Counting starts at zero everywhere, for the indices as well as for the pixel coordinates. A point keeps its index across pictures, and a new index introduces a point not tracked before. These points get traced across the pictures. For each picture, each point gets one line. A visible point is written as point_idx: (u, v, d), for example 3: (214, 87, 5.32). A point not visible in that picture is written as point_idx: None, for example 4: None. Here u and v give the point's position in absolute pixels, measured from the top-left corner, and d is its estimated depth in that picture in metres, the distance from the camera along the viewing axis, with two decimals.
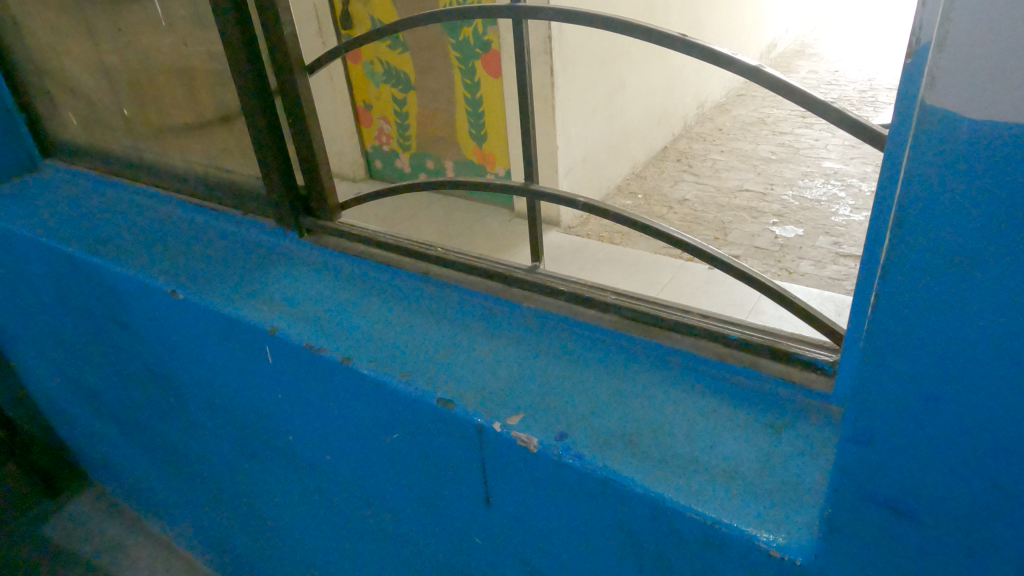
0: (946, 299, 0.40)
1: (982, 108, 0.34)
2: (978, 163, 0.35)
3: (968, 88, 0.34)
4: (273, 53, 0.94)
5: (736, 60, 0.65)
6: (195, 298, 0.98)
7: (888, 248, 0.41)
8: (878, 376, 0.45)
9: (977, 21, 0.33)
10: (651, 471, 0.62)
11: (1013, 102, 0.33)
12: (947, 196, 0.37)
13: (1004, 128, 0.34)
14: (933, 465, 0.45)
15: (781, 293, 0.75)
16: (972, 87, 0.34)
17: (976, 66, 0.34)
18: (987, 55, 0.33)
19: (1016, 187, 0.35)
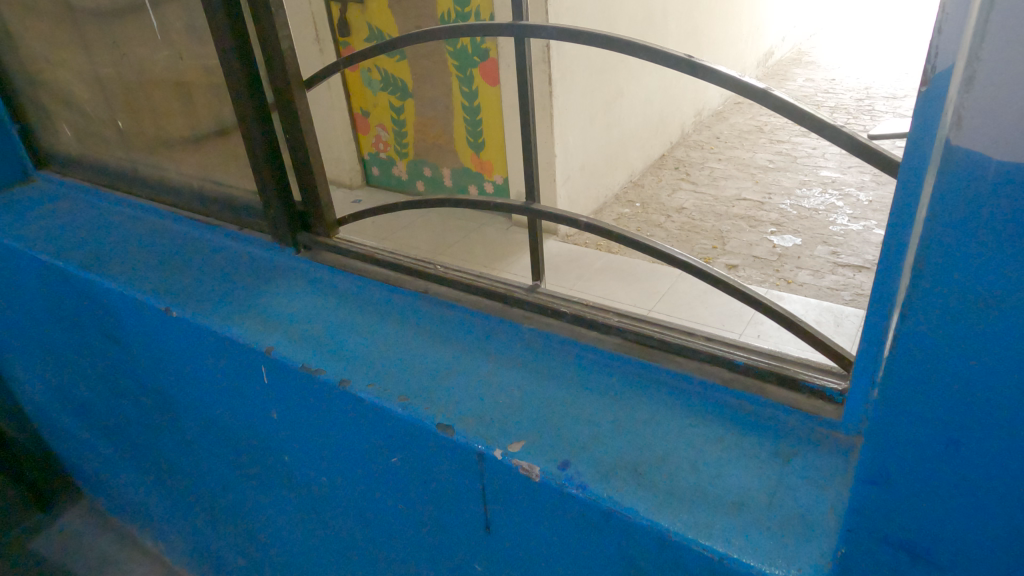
0: (972, 341, 0.38)
1: (1011, 149, 0.33)
2: (1008, 202, 0.34)
3: (997, 128, 0.33)
4: (271, 68, 0.92)
5: (744, 82, 0.64)
6: (189, 316, 0.96)
7: (913, 286, 0.39)
8: (897, 415, 0.44)
9: (1008, 61, 0.32)
10: (655, 502, 0.61)
11: None
12: (974, 236, 0.36)
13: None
14: (951, 510, 0.44)
15: (786, 317, 0.73)
16: (1001, 127, 0.33)
17: (1006, 107, 0.32)
18: (1018, 96, 0.32)
19: None
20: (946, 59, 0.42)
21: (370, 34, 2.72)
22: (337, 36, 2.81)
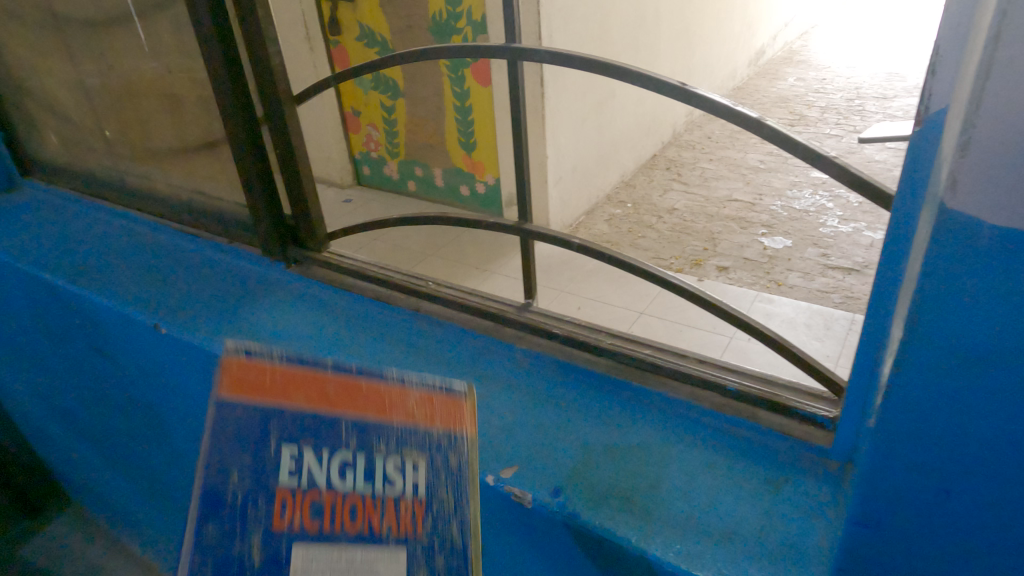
0: (962, 392, 0.38)
1: (1003, 214, 0.32)
2: (997, 270, 0.33)
3: (991, 195, 0.32)
4: (261, 84, 0.91)
5: (735, 111, 0.63)
6: (177, 333, 0.95)
7: (902, 338, 0.38)
8: (887, 462, 0.43)
9: (1002, 131, 0.31)
10: (649, 531, 0.61)
11: None
12: (961, 294, 0.35)
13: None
14: (941, 552, 0.44)
15: (778, 342, 0.73)
16: (991, 196, 0.32)
17: (995, 174, 0.32)
18: (1006, 166, 0.31)
19: None
20: (940, 101, 0.42)
21: (362, 33, 2.69)
22: (328, 34, 2.78)
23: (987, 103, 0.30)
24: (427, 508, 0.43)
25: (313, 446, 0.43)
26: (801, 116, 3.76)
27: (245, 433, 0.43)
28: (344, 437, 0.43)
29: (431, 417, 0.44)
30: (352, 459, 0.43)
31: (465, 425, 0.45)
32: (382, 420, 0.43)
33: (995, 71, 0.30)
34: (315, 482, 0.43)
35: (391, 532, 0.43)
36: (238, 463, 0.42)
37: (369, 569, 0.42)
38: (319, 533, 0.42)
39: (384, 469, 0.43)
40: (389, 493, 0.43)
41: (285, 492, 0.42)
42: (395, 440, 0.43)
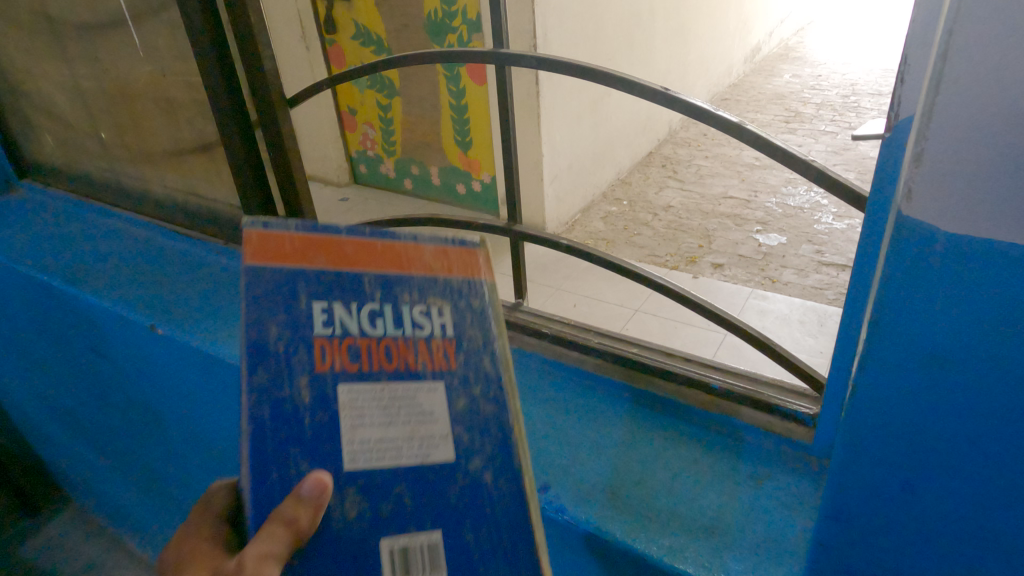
0: (921, 393, 0.39)
1: (959, 223, 0.33)
2: (951, 274, 0.34)
3: (946, 204, 0.33)
4: (253, 88, 0.92)
5: (718, 116, 0.64)
6: (173, 333, 0.97)
7: (866, 339, 0.39)
8: (854, 459, 0.44)
9: (956, 141, 0.31)
10: (632, 527, 0.62)
11: (984, 223, 0.32)
12: (919, 299, 0.36)
13: (984, 246, 0.33)
14: (908, 548, 0.45)
15: (761, 341, 0.75)
16: (947, 205, 0.33)
17: (951, 184, 0.32)
18: (961, 176, 0.32)
19: (983, 293, 0.34)
20: (907, 109, 0.43)
21: (357, 33, 2.69)
22: (324, 34, 2.78)
23: (939, 116, 0.31)
24: (462, 343, 0.45)
25: (342, 290, 0.43)
26: (796, 112, 3.77)
27: (277, 284, 0.42)
28: (369, 288, 0.43)
29: (451, 267, 0.46)
30: (382, 303, 0.44)
31: (482, 273, 0.47)
32: (405, 272, 0.45)
33: (946, 88, 0.31)
34: (349, 324, 0.42)
35: (430, 368, 0.43)
36: (270, 309, 0.41)
37: (414, 403, 0.42)
38: (361, 372, 0.41)
39: (415, 308, 0.44)
40: (420, 335, 0.44)
41: (322, 336, 0.41)
42: (421, 292, 0.45)
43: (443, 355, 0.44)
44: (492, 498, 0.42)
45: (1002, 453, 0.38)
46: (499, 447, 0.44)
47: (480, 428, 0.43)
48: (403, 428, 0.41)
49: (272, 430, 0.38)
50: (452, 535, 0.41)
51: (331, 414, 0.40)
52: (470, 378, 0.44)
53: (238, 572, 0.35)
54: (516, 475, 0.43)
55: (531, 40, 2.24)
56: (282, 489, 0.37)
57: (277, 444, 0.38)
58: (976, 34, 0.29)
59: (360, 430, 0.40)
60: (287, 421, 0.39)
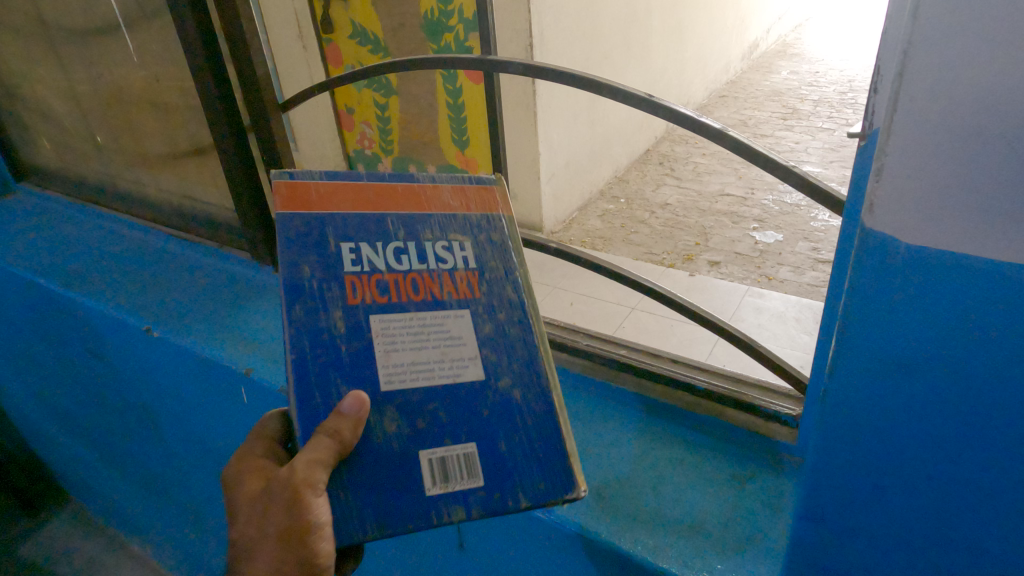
0: (886, 397, 0.40)
1: (918, 235, 0.34)
2: (911, 284, 0.35)
3: (907, 219, 0.34)
4: (245, 93, 0.93)
5: (699, 123, 0.65)
6: (167, 336, 0.98)
7: (834, 345, 0.40)
8: (827, 462, 0.45)
9: (914, 158, 0.33)
10: (618, 526, 0.64)
11: (944, 236, 0.33)
12: (881, 305, 0.37)
13: (942, 258, 0.34)
14: (879, 548, 0.46)
15: (746, 343, 0.76)
16: (907, 218, 0.34)
17: (910, 199, 0.34)
18: (920, 191, 0.33)
19: (943, 303, 0.35)
20: None
21: (353, 31, 2.66)
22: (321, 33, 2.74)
23: (897, 132, 0.32)
24: (482, 273, 0.52)
25: (370, 238, 0.51)
26: (794, 109, 3.77)
27: (311, 241, 0.50)
28: (393, 228, 0.52)
29: (468, 206, 0.55)
30: (406, 243, 0.52)
31: (498, 210, 0.55)
32: (424, 212, 0.53)
33: (902, 105, 0.32)
34: (377, 264, 0.50)
35: (455, 297, 0.51)
36: (308, 263, 0.49)
37: (439, 326, 0.49)
38: (390, 305, 0.49)
39: (436, 248, 0.52)
40: (443, 267, 0.51)
41: (353, 275, 0.50)
42: (440, 229, 0.53)
43: (465, 286, 0.51)
44: (520, 407, 0.48)
45: (964, 455, 0.39)
46: (523, 363, 0.50)
47: (504, 345, 0.50)
48: (432, 349, 0.48)
49: (313, 356, 0.46)
50: (485, 439, 0.46)
51: (367, 340, 0.47)
52: (491, 302, 0.51)
53: (289, 478, 0.41)
54: (541, 384, 0.49)
55: (527, 39, 2.24)
56: (327, 407, 0.45)
57: (322, 368, 0.46)
58: (930, 54, 0.30)
59: (394, 353, 0.47)
60: (325, 348, 0.47)
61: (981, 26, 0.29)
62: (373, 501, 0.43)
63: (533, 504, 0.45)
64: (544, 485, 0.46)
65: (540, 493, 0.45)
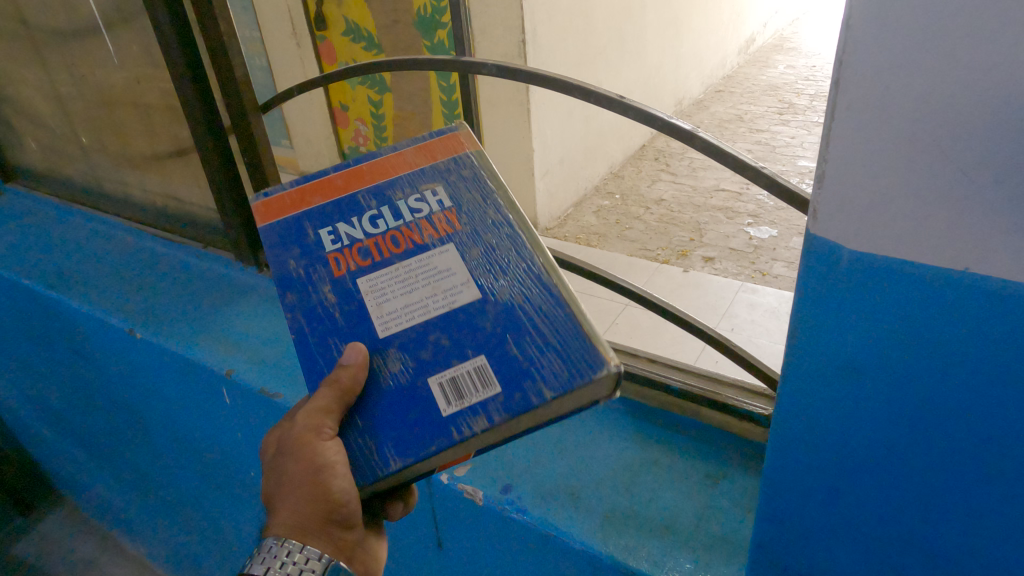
0: (836, 400, 0.41)
1: (859, 240, 0.36)
2: (855, 289, 0.37)
3: (847, 225, 0.36)
4: (227, 94, 0.93)
5: (670, 124, 0.65)
6: (151, 337, 0.98)
7: (785, 349, 0.42)
8: (784, 465, 0.46)
9: (853, 166, 0.34)
10: (589, 526, 0.64)
11: (885, 241, 0.35)
12: (828, 310, 0.38)
13: (881, 263, 0.36)
14: (837, 549, 0.47)
15: (722, 343, 0.76)
16: (847, 224, 0.36)
17: (851, 205, 0.35)
18: (859, 198, 0.35)
19: (886, 306, 0.36)
20: None
21: (347, 29, 2.64)
22: (314, 30, 2.71)
23: (836, 140, 0.34)
24: (460, 208, 0.50)
25: (345, 215, 0.51)
26: (790, 103, 3.76)
27: (295, 236, 0.50)
28: (363, 202, 0.51)
29: (433, 157, 0.53)
30: (379, 209, 0.50)
31: (463, 148, 0.54)
32: (392, 178, 0.52)
33: (840, 114, 0.33)
34: (356, 235, 0.50)
35: (436, 237, 0.49)
36: (293, 258, 0.49)
37: (427, 265, 0.48)
38: (375, 264, 0.48)
39: (410, 202, 0.51)
40: (419, 216, 0.50)
41: (335, 252, 0.49)
42: (410, 186, 0.52)
43: (445, 224, 0.50)
44: (523, 310, 0.46)
45: (914, 455, 0.40)
46: (518, 272, 0.47)
47: (494, 264, 0.48)
48: (423, 289, 0.47)
49: (312, 328, 0.47)
50: (493, 352, 0.44)
51: (357, 301, 0.47)
52: (475, 227, 0.49)
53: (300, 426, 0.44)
54: (545, 283, 0.47)
55: (520, 36, 2.23)
56: (330, 361, 0.46)
57: (321, 335, 0.47)
58: (864, 67, 0.32)
59: (386, 304, 0.47)
60: (319, 318, 0.47)
61: (909, 42, 0.30)
62: (390, 436, 0.43)
63: (559, 394, 0.42)
64: (566, 371, 0.43)
65: (564, 382, 0.42)
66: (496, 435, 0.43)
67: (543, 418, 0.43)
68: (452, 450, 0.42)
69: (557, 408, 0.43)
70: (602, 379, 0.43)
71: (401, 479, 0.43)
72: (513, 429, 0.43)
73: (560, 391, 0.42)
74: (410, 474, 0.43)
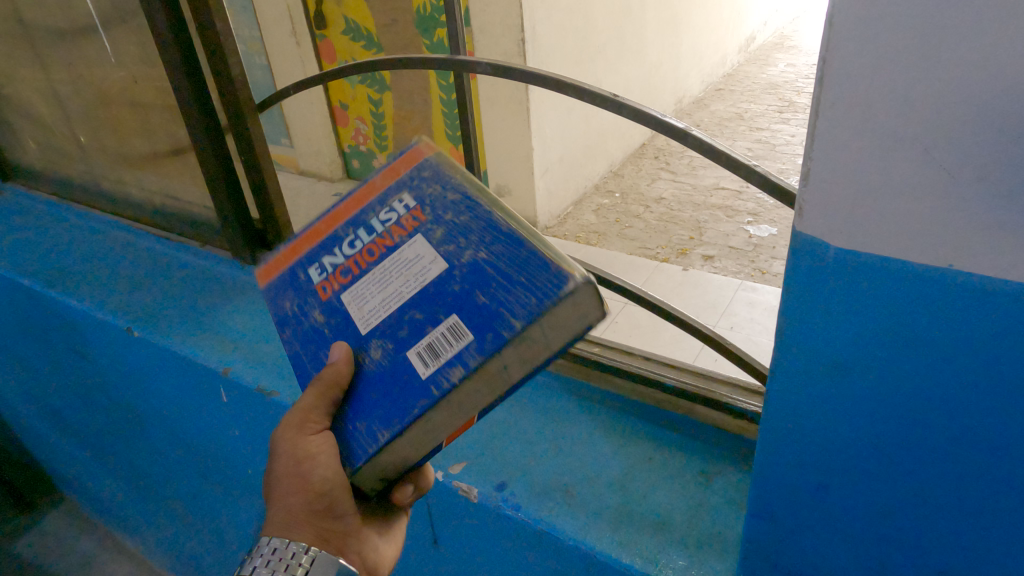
0: (826, 397, 0.41)
1: (845, 238, 0.36)
2: (844, 284, 0.37)
3: (832, 222, 0.36)
4: (223, 93, 0.93)
5: (664, 123, 0.66)
6: (149, 335, 0.98)
7: (776, 347, 0.42)
8: (773, 461, 0.46)
9: (836, 165, 0.34)
10: (584, 523, 0.64)
11: (871, 239, 0.35)
12: (816, 307, 0.39)
13: (868, 260, 0.36)
14: (826, 546, 0.47)
15: (716, 340, 0.76)
16: (833, 221, 0.36)
17: (835, 203, 0.35)
18: (843, 195, 0.35)
19: (874, 303, 0.37)
20: None
21: (348, 28, 2.64)
22: (313, 29, 2.71)
23: (820, 139, 0.34)
24: (424, 202, 0.47)
25: (328, 251, 0.51)
26: (791, 102, 3.76)
27: (289, 279, 0.53)
28: (342, 234, 0.51)
29: (398, 171, 0.51)
30: (355, 233, 0.50)
31: (425, 154, 0.51)
32: (364, 205, 0.51)
33: (824, 112, 0.34)
34: (337, 261, 0.50)
35: (404, 235, 0.47)
36: (288, 298, 0.52)
37: (399, 257, 0.46)
38: (353, 279, 0.48)
39: (380, 216, 0.49)
40: (387, 223, 0.48)
41: (321, 281, 0.50)
42: (378, 206, 0.50)
43: (412, 222, 0.47)
44: (489, 261, 0.42)
45: (904, 452, 0.40)
46: (480, 231, 0.44)
47: (458, 232, 0.45)
48: (396, 280, 0.45)
49: (304, 350, 0.49)
50: (462, 307, 0.42)
51: (340, 314, 0.48)
52: (439, 211, 0.46)
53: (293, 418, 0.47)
54: (503, 230, 0.43)
55: (519, 35, 2.23)
56: (315, 363, 0.48)
57: (312, 352, 0.48)
58: (847, 67, 0.32)
59: (366, 306, 0.46)
60: (310, 340, 0.49)
61: (892, 42, 0.31)
62: (377, 413, 0.43)
63: (529, 321, 0.39)
64: (535, 297, 0.39)
65: (534, 307, 0.39)
66: (484, 381, 0.40)
67: (532, 351, 0.39)
68: (439, 407, 0.41)
69: (544, 335, 0.39)
70: (581, 293, 0.38)
71: (403, 453, 0.42)
72: (503, 372, 0.40)
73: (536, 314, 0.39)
74: (411, 446, 0.42)
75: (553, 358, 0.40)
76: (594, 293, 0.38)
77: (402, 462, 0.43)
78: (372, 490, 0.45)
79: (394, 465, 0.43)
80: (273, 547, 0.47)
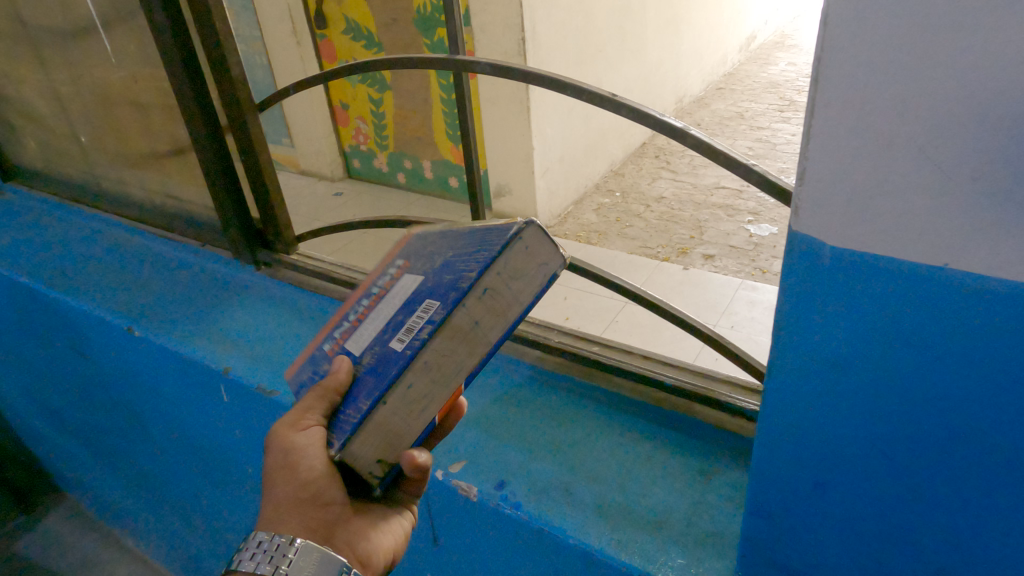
0: (822, 396, 0.41)
1: (842, 237, 0.36)
2: (841, 283, 0.37)
3: (828, 220, 0.36)
4: (223, 94, 0.94)
5: (663, 122, 0.66)
6: (149, 334, 0.99)
7: (770, 346, 0.42)
8: (771, 460, 0.46)
9: (832, 164, 0.35)
10: (583, 521, 0.65)
11: (868, 239, 0.35)
12: (812, 305, 0.39)
13: (864, 259, 0.36)
14: (823, 544, 0.47)
15: (715, 339, 0.76)
16: (829, 220, 0.36)
17: (831, 202, 0.36)
18: (839, 194, 0.35)
19: (870, 301, 0.37)
20: None
21: (348, 27, 2.64)
22: (314, 28, 2.71)
23: (815, 138, 0.34)
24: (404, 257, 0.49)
25: (338, 322, 0.53)
26: (791, 100, 3.76)
27: (308, 358, 0.54)
28: (348, 307, 0.53)
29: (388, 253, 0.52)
30: (357, 301, 0.52)
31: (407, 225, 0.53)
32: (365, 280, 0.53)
33: (819, 113, 0.34)
34: (343, 324, 0.52)
35: (388, 279, 0.49)
36: (307, 369, 0.53)
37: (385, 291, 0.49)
38: (354, 328, 0.50)
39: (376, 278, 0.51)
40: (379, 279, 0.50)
41: (330, 344, 0.52)
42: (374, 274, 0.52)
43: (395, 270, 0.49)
44: (448, 253, 0.45)
45: (899, 449, 0.40)
46: (440, 237, 0.47)
47: (426, 248, 0.47)
48: (381, 308, 0.48)
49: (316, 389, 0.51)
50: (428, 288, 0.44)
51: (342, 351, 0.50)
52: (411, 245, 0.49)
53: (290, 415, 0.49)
54: (455, 229, 0.46)
55: (519, 34, 2.23)
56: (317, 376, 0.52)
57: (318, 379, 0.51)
58: (843, 67, 0.32)
59: (361, 336, 0.49)
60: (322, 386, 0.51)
61: (887, 42, 0.31)
62: (362, 395, 0.46)
63: (483, 269, 0.41)
64: (484, 250, 0.42)
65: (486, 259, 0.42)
66: (454, 337, 0.43)
67: (499, 301, 0.42)
68: (419, 371, 0.44)
69: (508, 288, 0.42)
70: (527, 236, 0.41)
71: (396, 428, 0.46)
72: (475, 326, 0.43)
73: (490, 264, 0.41)
74: (402, 418, 0.45)
75: (520, 307, 0.43)
76: (544, 234, 0.41)
77: (400, 439, 0.46)
78: (377, 478, 0.48)
79: (393, 444, 0.46)
80: (258, 542, 0.46)
